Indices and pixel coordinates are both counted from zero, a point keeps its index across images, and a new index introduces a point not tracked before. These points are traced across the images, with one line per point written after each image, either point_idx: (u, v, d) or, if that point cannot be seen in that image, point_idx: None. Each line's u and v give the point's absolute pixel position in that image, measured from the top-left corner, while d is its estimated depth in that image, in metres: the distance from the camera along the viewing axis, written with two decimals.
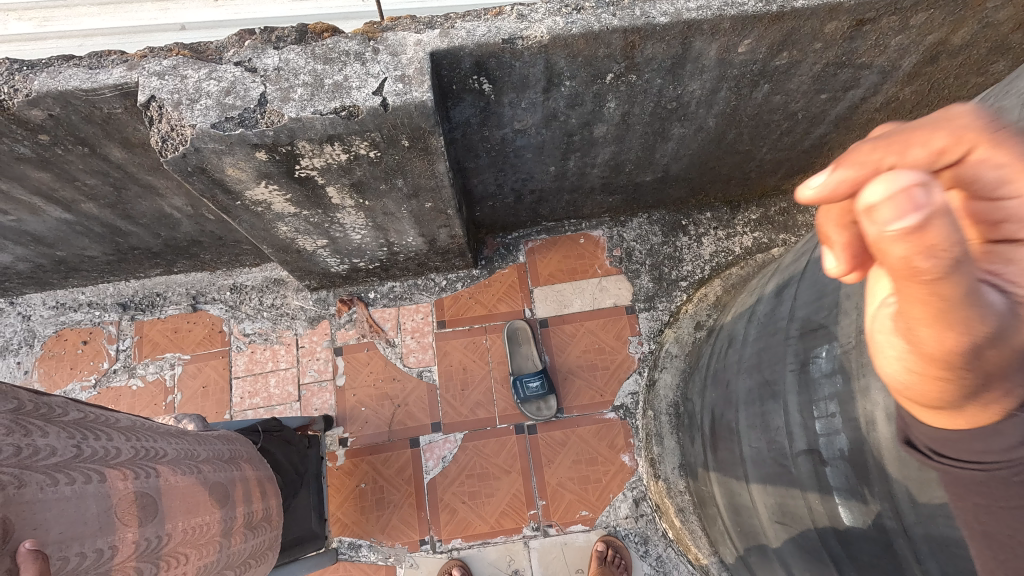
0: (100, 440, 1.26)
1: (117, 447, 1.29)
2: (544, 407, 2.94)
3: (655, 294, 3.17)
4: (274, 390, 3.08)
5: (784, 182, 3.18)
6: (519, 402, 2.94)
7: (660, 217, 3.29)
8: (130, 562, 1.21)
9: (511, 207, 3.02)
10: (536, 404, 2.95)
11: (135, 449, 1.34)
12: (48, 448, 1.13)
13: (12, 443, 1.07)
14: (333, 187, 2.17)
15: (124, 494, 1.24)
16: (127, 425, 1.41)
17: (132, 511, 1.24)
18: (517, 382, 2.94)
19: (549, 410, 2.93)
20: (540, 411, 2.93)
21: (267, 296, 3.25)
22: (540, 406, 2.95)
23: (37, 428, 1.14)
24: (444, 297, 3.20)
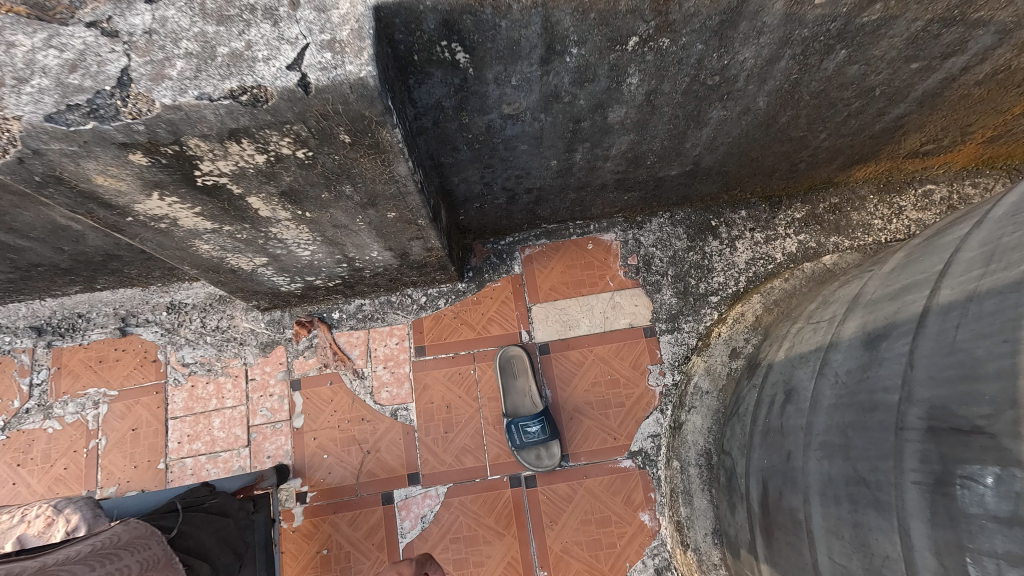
0: None
1: None
2: (546, 454, 2.45)
3: (680, 312, 2.61)
4: (219, 433, 2.55)
5: (838, 174, 2.60)
6: (515, 449, 2.44)
7: (684, 217, 2.72)
8: None
9: (503, 208, 2.45)
10: (535, 451, 2.45)
11: None
12: None
13: None
14: (256, 197, 1.60)
15: None
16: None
17: None
18: (511, 428, 2.42)
19: (552, 458, 2.44)
20: (541, 460, 2.44)
21: (211, 317, 2.70)
22: (540, 453, 2.45)
23: None
24: (424, 318, 2.66)
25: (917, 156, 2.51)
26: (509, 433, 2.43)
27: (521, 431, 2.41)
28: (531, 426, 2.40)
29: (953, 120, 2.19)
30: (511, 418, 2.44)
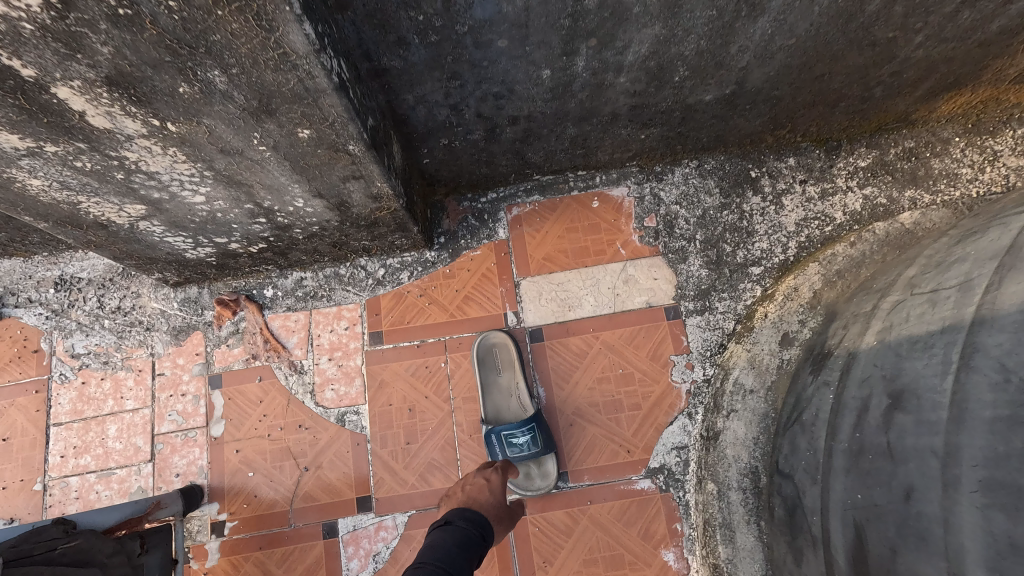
0: None
1: None
2: (537, 472, 1.87)
3: (711, 287, 2.02)
4: (114, 445, 1.97)
5: (919, 107, 1.99)
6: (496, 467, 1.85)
7: (716, 166, 2.12)
8: None
9: (481, 148, 1.84)
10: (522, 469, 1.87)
11: None
12: None
13: None
14: (71, 91, 1.02)
15: None
16: None
17: None
18: (490, 439, 1.83)
19: (544, 479, 1.86)
20: (529, 481, 1.86)
21: (109, 295, 2.10)
22: (529, 471, 1.87)
23: None
24: (382, 295, 2.06)
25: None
26: (488, 445, 1.85)
27: (503, 443, 1.82)
28: (516, 436, 1.81)
29: None
30: (491, 426, 1.85)
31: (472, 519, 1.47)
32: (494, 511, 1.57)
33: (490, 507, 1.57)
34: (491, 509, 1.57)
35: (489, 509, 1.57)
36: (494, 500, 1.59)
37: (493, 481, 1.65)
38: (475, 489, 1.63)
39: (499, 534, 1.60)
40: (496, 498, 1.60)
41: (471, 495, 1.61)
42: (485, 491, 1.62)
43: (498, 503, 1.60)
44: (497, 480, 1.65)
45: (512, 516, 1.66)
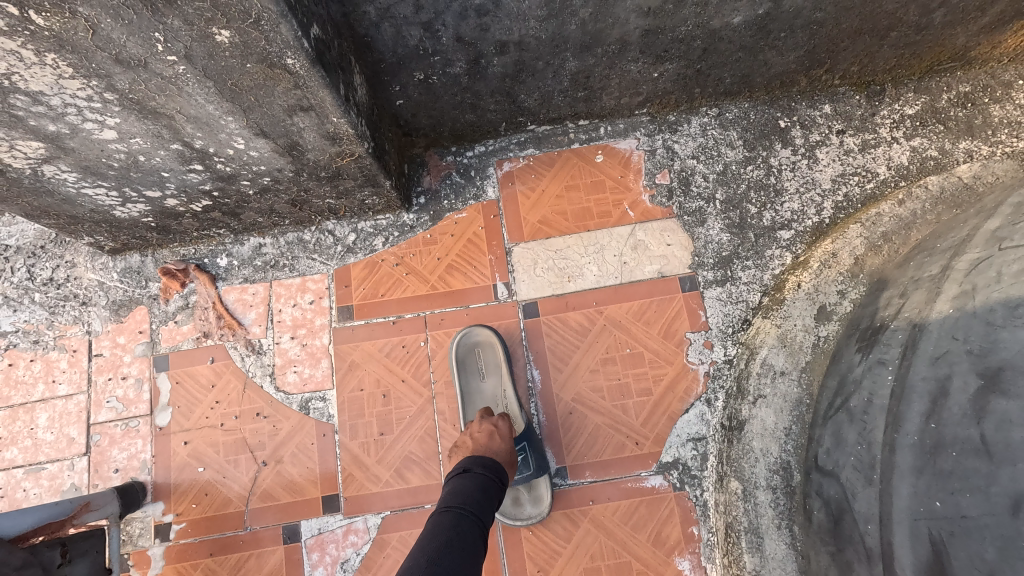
0: None
1: None
2: (524, 496, 1.59)
3: (734, 253, 1.74)
4: (44, 436, 1.71)
5: (980, 40, 1.69)
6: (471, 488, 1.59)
7: (739, 115, 1.83)
8: None
9: (463, 87, 1.55)
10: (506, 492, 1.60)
11: None
12: None
13: None
14: None
15: None
16: None
17: None
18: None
19: (534, 505, 1.58)
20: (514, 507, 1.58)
21: (40, 265, 1.83)
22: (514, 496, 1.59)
23: None
24: (353, 265, 1.79)
25: None
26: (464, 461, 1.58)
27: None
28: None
29: None
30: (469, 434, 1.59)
31: (492, 465, 1.33)
32: (509, 455, 1.41)
33: (504, 452, 1.41)
34: (506, 454, 1.41)
35: (503, 454, 1.40)
36: (507, 443, 1.43)
37: (503, 425, 1.47)
38: (485, 433, 1.45)
39: (514, 479, 1.46)
40: (510, 443, 1.45)
41: (483, 438, 1.43)
42: (497, 435, 1.44)
43: (511, 447, 1.44)
44: (508, 424, 1.47)
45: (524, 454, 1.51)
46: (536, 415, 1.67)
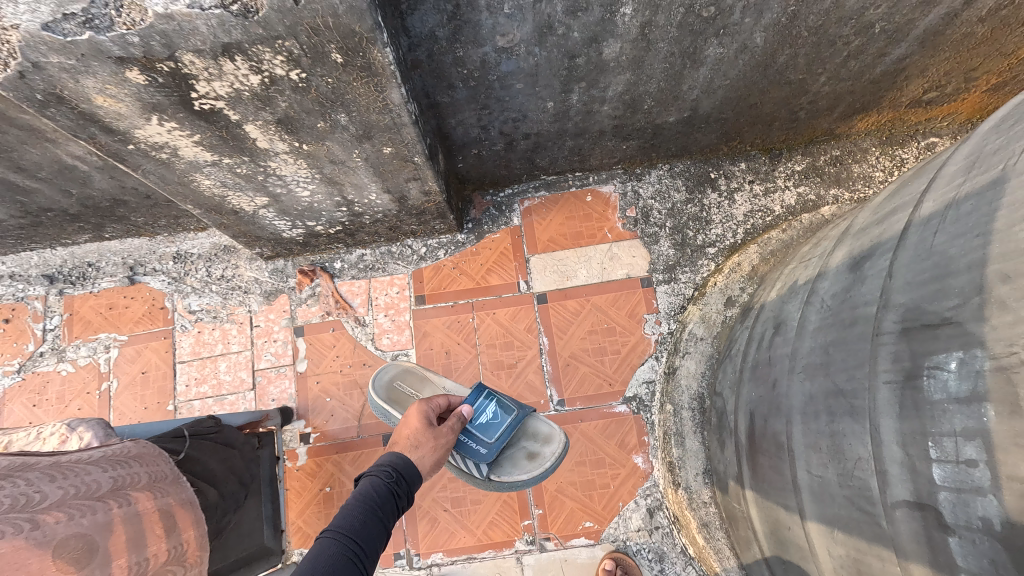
0: None
1: (44, 493, 1.19)
2: (533, 442, 2.02)
3: (677, 263, 2.63)
4: (225, 376, 2.62)
5: (839, 125, 2.57)
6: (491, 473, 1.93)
7: (684, 169, 2.71)
8: None
9: (501, 156, 2.45)
10: (516, 449, 2.00)
11: (65, 488, 1.24)
12: None
13: None
14: (254, 125, 1.61)
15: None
16: (53, 464, 1.29)
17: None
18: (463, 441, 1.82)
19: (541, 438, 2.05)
20: (534, 454, 2.00)
21: (216, 266, 2.75)
22: (524, 448, 2.01)
23: None
24: (424, 268, 2.69)
25: (920, 106, 2.47)
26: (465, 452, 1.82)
27: (482, 427, 1.87)
28: (485, 411, 1.88)
29: (955, 65, 2.17)
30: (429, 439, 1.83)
31: (385, 467, 1.48)
32: (414, 443, 1.63)
33: (413, 439, 1.65)
34: (412, 444, 1.63)
35: (407, 445, 1.62)
36: (418, 434, 1.67)
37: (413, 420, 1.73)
38: (401, 431, 1.69)
39: (430, 464, 1.61)
40: (419, 436, 1.66)
41: (398, 437, 1.68)
42: (408, 428, 1.70)
43: (420, 436, 1.66)
44: (419, 414, 1.75)
45: (444, 439, 1.70)
46: (545, 367, 2.56)
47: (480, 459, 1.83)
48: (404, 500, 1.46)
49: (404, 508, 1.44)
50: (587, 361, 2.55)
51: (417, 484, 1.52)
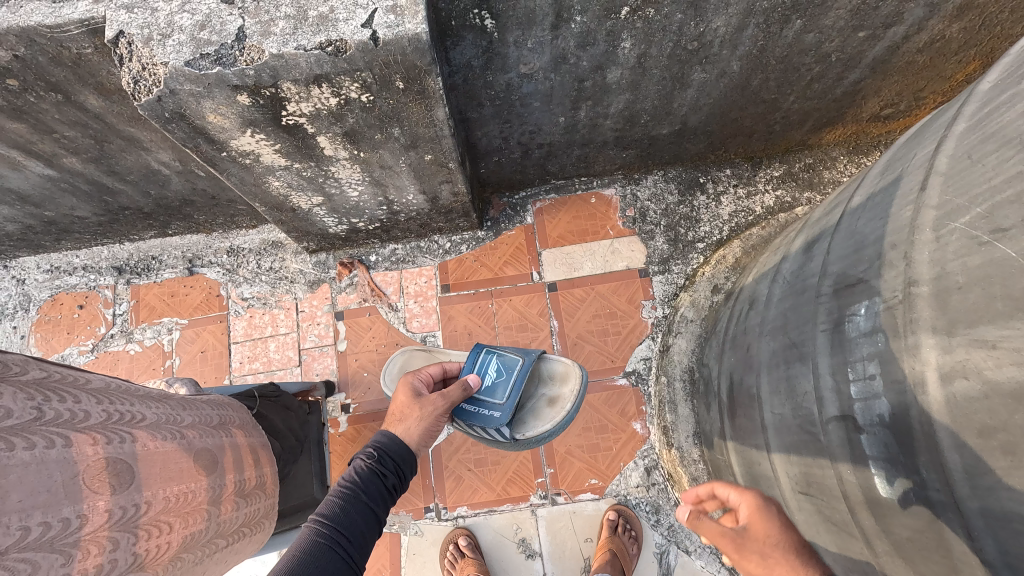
0: (134, 411, 1.36)
1: (185, 414, 1.56)
2: (550, 389, 2.19)
3: (671, 256, 3.00)
4: (274, 355, 2.99)
5: (811, 136, 2.96)
6: (519, 431, 2.13)
7: (676, 174, 3.10)
8: (184, 508, 1.41)
9: (518, 162, 2.84)
10: (536, 399, 2.18)
11: (195, 415, 1.62)
12: (84, 413, 1.20)
13: (33, 407, 1.10)
14: (325, 136, 1.99)
15: (182, 482, 1.42)
16: (183, 398, 1.67)
17: (171, 468, 1.40)
18: (476, 410, 2.04)
19: (558, 381, 2.22)
20: (554, 398, 2.17)
21: (265, 259, 3.12)
22: (544, 395, 2.19)
23: (120, 435, 1.26)
24: (449, 260, 3.07)
25: (880, 120, 2.87)
26: (480, 419, 2.04)
27: (490, 391, 2.06)
28: (490, 374, 2.07)
29: (904, 85, 2.57)
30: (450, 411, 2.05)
31: (370, 449, 1.66)
32: (401, 419, 1.81)
33: (402, 415, 1.83)
34: (399, 421, 1.81)
35: (395, 422, 1.80)
36: (404, 411, 1.84)
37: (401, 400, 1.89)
38: (392, 410, 1.89)
39: (421, 433, 1.80)
40: (407, 411, 1.84)
41: (390, 416, 1.87)
42: (397, 407, 1.88)
43: (409, 412, 1.83)
44: (406, 391, 1.92)
45: (432, 406, 1.88)
46: (555, 346, 2.92)
47: (495, 422, 2.03)
48: (393, 475, 1.63)
49: (394, 482, 1.61)
50: (592, 341, 2.92)
51: (404, 457, 1.69)
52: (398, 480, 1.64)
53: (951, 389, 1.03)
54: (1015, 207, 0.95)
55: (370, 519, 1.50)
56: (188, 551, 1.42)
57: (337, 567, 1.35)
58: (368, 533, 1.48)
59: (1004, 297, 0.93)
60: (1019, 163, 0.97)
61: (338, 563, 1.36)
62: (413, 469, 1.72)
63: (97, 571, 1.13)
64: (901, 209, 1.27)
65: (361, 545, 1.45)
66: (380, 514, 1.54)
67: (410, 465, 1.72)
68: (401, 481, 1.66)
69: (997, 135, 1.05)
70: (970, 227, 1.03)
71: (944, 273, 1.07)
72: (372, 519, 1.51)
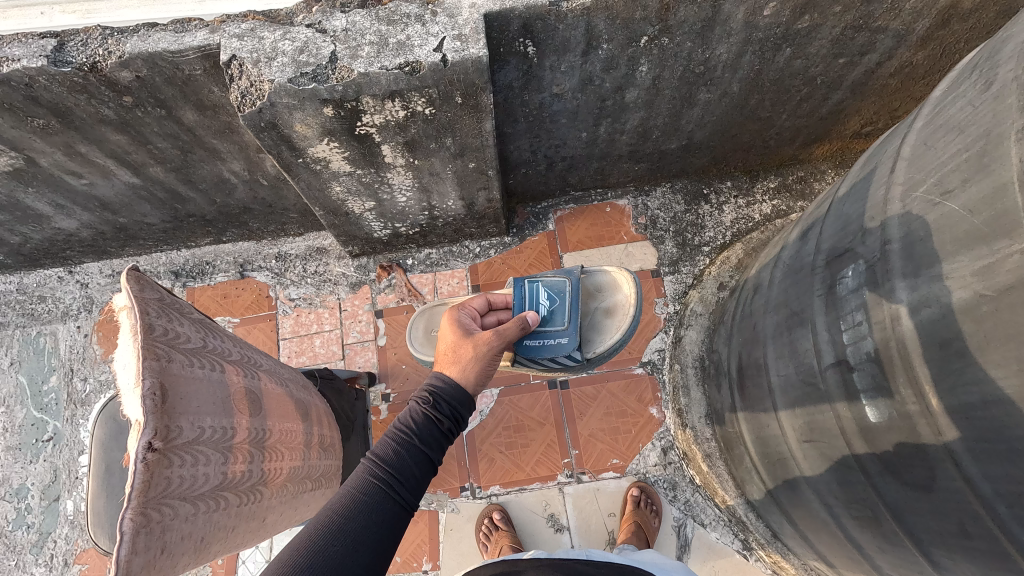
0: (253, 358, 1.66)
1: (282, 371, 1.85)
2: (604, 301, 2.40)
3: (680, 258, 3.31)
4: (319, 349, 3.26)
5: (802, 151, 3.34)
6: (589, 350, 2.31)
7: (682, 186, 3.45)
8: (289, 445, 1.66)
9: (543, 174, 3.18)
10: (595, 316, 2.37)
11: (289, 374, 1.90)
12: (224, 351, 1.50)
13: (198, 339, 1.40)
14: (388, 145, 2.32)
15: (287, 420, 1.68)
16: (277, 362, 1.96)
17: (281, 408, 1.66)
18: (544, 342, 2.18)
19: (609, 292, 2.42)
20: (611, 309, 2.38)
21: (311, 264, 3.43)
22: (601, 309, 2.39)
23: (248, 372, 1.55)
24: (478, 263, 3.38)
25: (861, 136, 3.26)
26: (552, 350, 2.19)
27: (549, 320, 2.20)
28: (542, 303, 2.21)
29: (881, 105, 2.96)
30: (517, 348, 2.17)
31: (426, 392, 1.67)
32: (455, 359, 1.79)
33: (455, 355, 1.80)
34: (454, 361, 1.79)
35: (450, 363, 1.79)
36: (458, 351, 1.81)
37: (454, 339, 1.87)
38: (446, 348, 1.86)
39: (477, 370, 1.77)
40: (461, 350, 1.80)
41: (444, 354, 1.84)
42: (450, 345, 1.86)
43: (462, 351, 1.80)
44: (457, 330, 1.90)
45: (489, 345, 1.84)
46: None
47: (566, 348, 2.19)
48: (449, 420, 1.66)
49: (449, 427, 1.64)
50: None
51: (459, 399, 1.69)
52: (453, 423, 1.66)
53: (920, 316, 1.33)
54: (957, 175, 1.27)
55: (423, 463, 1.57)
56: (293, 481, 1.67)
57: (388, 510, 1.46)
58: (421, 477, 1.55)
59: (952, 239, 1.24)
60: (960, 143, 1.30)
61: (388, 507, 1.47)
62: (472, 408, 1.73)
63: (242, 475, 1.39)
64: (877, 189, 1.59)
65: (413, 487, 1.54)
66: (434, 458, 1.59)
67: (469, 407, 1.72)
68: (458, 423, 1.68)
69: (944, 125, 1.38)
70: (927, 193, 1.35)
71: (909, 231, 1.37)
72: (426, 463, 1.57)
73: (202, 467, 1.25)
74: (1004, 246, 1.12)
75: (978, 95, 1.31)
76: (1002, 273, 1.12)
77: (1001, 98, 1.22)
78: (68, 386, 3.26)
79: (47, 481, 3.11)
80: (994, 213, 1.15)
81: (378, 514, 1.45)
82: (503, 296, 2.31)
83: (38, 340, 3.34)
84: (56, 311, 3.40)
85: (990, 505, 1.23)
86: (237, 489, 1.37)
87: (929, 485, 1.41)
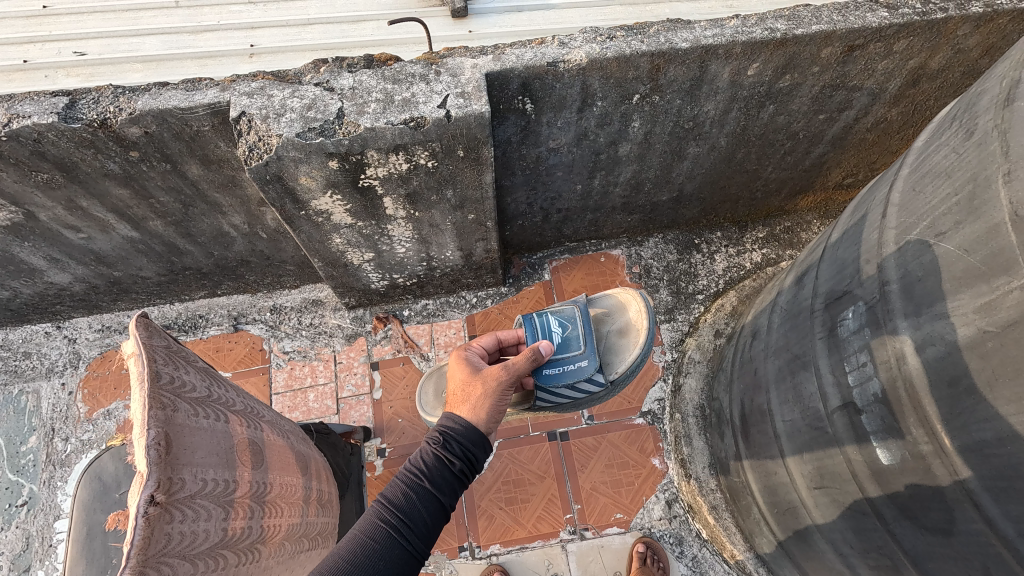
0: (255, 409, 1.63)
1: (282, 423, 1.80)
2: (615, 322, 2.41)
3: (675, 307, 3.34)
4: (313, 404, 3.19)
5: (787, 203, 3.47)
6: (611, 372, 2.31)
7: (674, 237, 3.54)
8: (286, 499, 1.58)
9: (539, 226, 3.25)
10: (609, 340, 2.38)
11: (290, 426, 1.85)
12: (228, 400, 1.48)
13: (206, 389, 1.40)
14: (390, 198, 2.38)
15: (286, 473, 1.62)
16: None
17: (281, 460, 1.61)
18: (563, 369, 2.16)
19: (618, 314, 2.44)
20: (624, 329, 2.39)
21: (306, 316, 3.40)
22: (613, 331, 2.40)
23: (249, 423, 1.52)
24: (475, 313, 3.38)
25: (843, 187, 3.40)
26: (573, 375, 2.17)
27: (564, 347, 2.19)
28: (554, 333, 2.20)
29: (860, 158, 3.10)
30: (537, 380, 2.15)
31: (437, 433, 1.64)
32: (465, 399, 1.76)
33: (466, 394, 1.78)
34: (465, 401, 1.76)
35: (460, 402, 1.76)
36: (468, 390, 1.79)
37: (463, 379, 1.84)
38: (456, 388, 1.84)
39: (489, 407, 1.74)
40: (471, 389, 1.78)
41: (454, 394, 1.82)
42: (460, 385, 1.83)
43: (472, 390, 1.78)
44: (467, 369, 1.88)
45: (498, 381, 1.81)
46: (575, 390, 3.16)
47: (587, 370, 2.19)
48: (460, 461, 1.61)
49: (461, 468, 1.59)
50: None
51: (471, 439, 1.64)
52: (466, 464, 1.61)
53: (926, 354, 1.34)
54: (949, 217, 1.33)
55: (434, 507, 1.51)
56: (291, 539, 1.59)
57: (397, 558, 1.40)
58: (431, 523, 1.49)
59: (949, 278, 1.28)
60: (948, 187, 1.37)
61: (396, 553, 1.41)
62: (486, 449, 1.68)
63: (243, 531, 1.32)
64: (870, 233, 1.64)
65: (424, 533, 1.48)
66: (447, 502, 1.54)
67: (482, 449, 1.67)
68: (471, 464, 1.63)
69: (930, 171, 1.46)
70: (921, 234, 1.40)
71: (906, 272, 1.41)
72: (437, 508, 1.52)
73: (203, 523, 1.19)
74: (1002, 283, 1.17)
75: (960, 143, 1.39)
76: (1004, 308, 1.16)
77: (984, 146, 1.30)
78: (47, 446, 3.12)
79: (18, 550, 2.93)
80: (989, 252, 1.20)
81: (387, 563, 1.39)
82: (512, 333, 2.31)
83: (19, 399, 3.23)
84: (40, 367, 3.31)
85: (1013, 547, 1.21)
86: (237, 547, 1.29)
87: (949, 529, 1.38)
